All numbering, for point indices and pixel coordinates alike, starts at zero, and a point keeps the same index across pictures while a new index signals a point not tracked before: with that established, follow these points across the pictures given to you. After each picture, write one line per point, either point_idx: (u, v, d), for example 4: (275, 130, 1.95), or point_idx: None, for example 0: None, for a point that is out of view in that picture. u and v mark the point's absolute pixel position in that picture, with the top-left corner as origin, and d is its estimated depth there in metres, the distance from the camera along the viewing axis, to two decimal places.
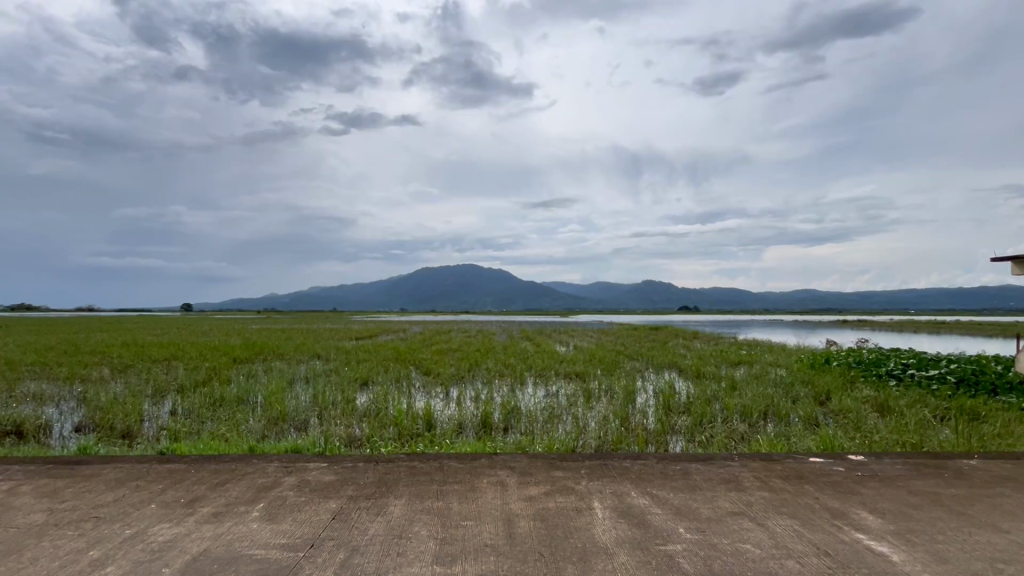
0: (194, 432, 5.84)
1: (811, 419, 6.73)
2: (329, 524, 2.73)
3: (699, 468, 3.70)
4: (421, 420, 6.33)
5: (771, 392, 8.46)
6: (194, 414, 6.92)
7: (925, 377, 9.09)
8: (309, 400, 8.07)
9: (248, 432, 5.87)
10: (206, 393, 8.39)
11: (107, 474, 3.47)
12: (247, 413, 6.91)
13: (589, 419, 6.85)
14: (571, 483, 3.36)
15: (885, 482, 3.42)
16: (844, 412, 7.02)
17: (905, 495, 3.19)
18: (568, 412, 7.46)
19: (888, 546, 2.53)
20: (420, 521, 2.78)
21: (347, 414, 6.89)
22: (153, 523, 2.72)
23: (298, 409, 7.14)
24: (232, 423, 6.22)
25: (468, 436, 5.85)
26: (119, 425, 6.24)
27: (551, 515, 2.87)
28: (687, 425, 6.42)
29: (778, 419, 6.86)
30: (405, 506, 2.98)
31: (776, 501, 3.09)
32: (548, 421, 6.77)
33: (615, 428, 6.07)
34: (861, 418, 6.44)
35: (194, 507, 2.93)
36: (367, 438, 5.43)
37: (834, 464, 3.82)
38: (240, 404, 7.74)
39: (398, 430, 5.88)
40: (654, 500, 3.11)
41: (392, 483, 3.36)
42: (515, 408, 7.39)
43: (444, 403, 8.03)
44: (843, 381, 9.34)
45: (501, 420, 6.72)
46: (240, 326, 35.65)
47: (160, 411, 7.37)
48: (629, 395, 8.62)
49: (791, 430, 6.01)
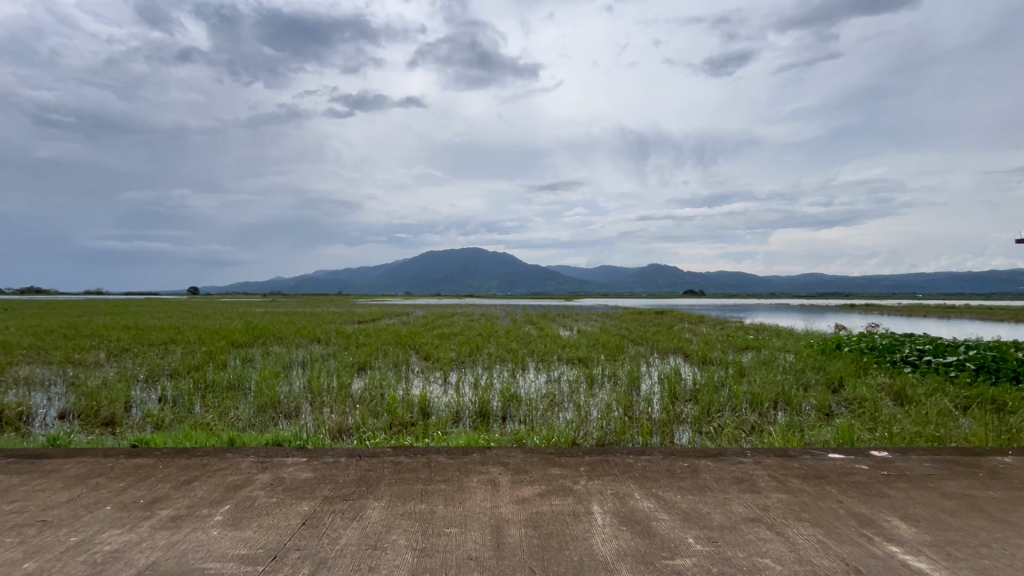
0: (178, 420, 5.61)
1: (825, 408, 6.42)
2: (297, 531, 2.46)
3: (708, 465, 3.41)
4: (416, 409, 6.08)
5: (780, 379, 8.15)
6: (183, 401, 6.72)
7: (942, 363, 8.73)
8: (301, 386, 7.85)
9: (235, 420, 5.65)
10: (198, 379, 8.20)
11: (67, 470, 3.21)
12: (236, 400, 6.70)
13: (591, 408, 6.58)
14: (569, 483, 3.07)
15: (915, 483, 3.11)
16: (859, 401, 6.69)
17: (937, 498, 2.88)
18: (569, 399, 7.20)
19: (926, 561, 2.22)
20: (399, 528, 2.50)
21: (338, 401, 6.65)
22: (102, 529, 2.46)
23: (289, 396, 6.91)
24: (219, 411, 5.99)
25: (463, 426, 5.60)
26: (104, 412, 6.05)
27: (545, 521, 2.58)
28: (695, 414, 6.11)
29: (790, 407, 6.55)
30: (384, 509, 2.71)
31: (795, 505, 2.79)
32: (548, 409, 6.50)
33: (618, 418, 5.77)
34: (878, 407, 6.13)
35: (152, 510, 2.66)
36: (356, 428, 5.17)
37: (856, 461, 3.50)
38: (231, 390, 7.53)
39: (391, 419, 5.64)
40: (661, 503, 2.82)
41: (373, 481, 3.09)
42: (514, 395, 7.13)
43: (442, 390, 7.78)
44: (856, 368, 9.01)
45: (499, 409, 6.46)
46: (248, 310, 35.83)
47: (149, 397, 7.18)
48: (633, 382, 8.35)
49: (804, 419, 5.70)
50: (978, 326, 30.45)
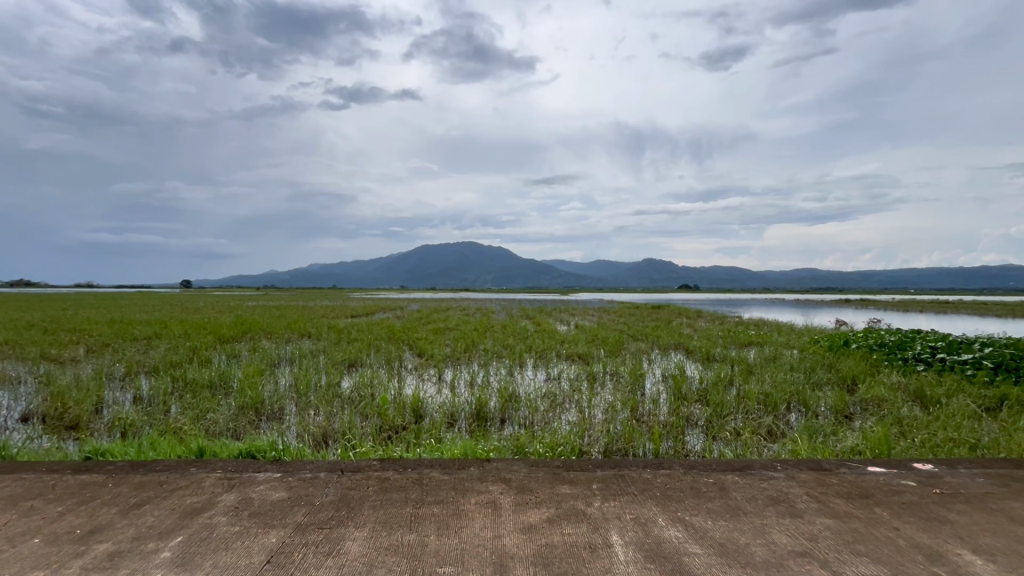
0: (149, 425, 5.16)
1: (842, 409, 6.07)
2: (260, 572, 2.04)
3: (737, 482, 3.02)
4: (407, 411, 5.66)
5: (791, 378, 7.79)
6: (157, 402, 6.25)
7: (957, 361, 8.39)
8: (287, 385, 7.41)
9: (211, 424, 5.20)
10: (176, 378, 7.72)
11: (0, 490, 2.78)
12: (214, 400, 6.25)
13: (595, 409, 6.20)
14: (581, 505, 2.68)
15: (975, 504, 2.73)
16: (877, 402, 6.34)
17: (1008, 525, 2.50)
18: (570, 399, 6.83)
19: None
20: (383, 566, 2.09)
21: (324, 402, 6.22)
22: (21, 571, 2.02)
23: (273, 396, 6.49)
24: (196, 414, 5.55)
25: (459, 430, 5.20)
26: (69, 415, 5.59)
27: (557, 556, 2.18)
28: (706, 416, 5.73)
29: (805, 409, 6.18)
30: (365, 541, 2.29)
31: (846, 534, 2.39)
32: (549, 410, 6.11)
33: (624, 421, 5.39)
34: (899, 409, 5.79)
35: (88, 544, 2.23)
36: (342, 434, 4.75)
37: (900, 476, 3.13)
38: (211, 389, 7.07)
39: (380, 422, 5.24)
40: (691, 531, 2.42)
41: (355, 504, 2.67)
42: (513, 395, 6.71)
43: (436, 390, 7.36)
44: (867, 366, 8.67)
45: (497, 411, 6.04)
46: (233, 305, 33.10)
47: (122, 398, 6.72)
48: (636, 380, 7.96)
49: (825, 422, 5.34)
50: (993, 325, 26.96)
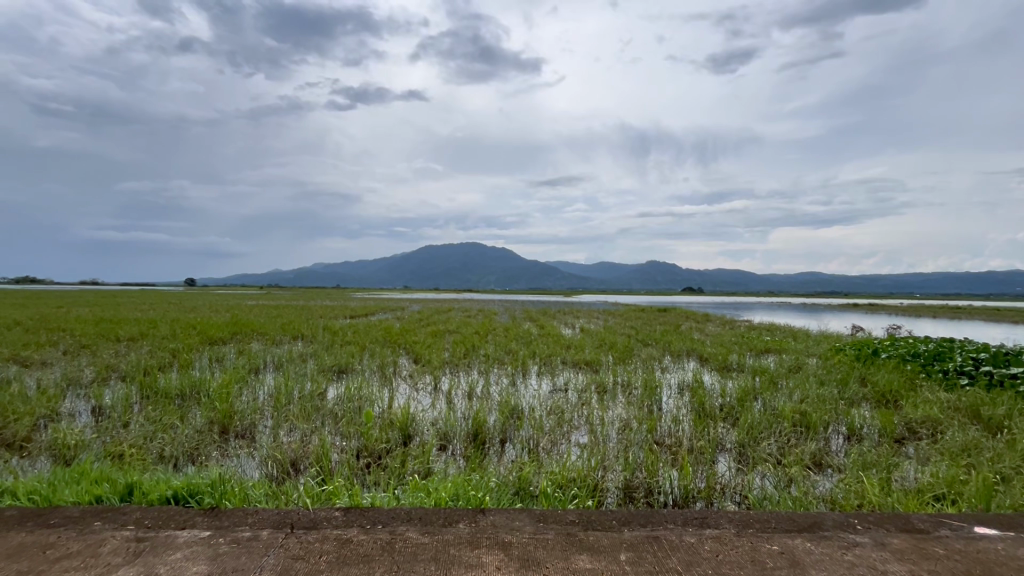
0: (89, 448, 4.42)
1: (892, 433, 5.27)
2: None
3: (812, 552, 2.27)
4: (395, 431, 4.93)
5: (824, 392, 7.02)
6: (112, 417, 5.53)
7: (1007, 375, 7.59)
8: (265, 396, 6.67)
9: (162, 446, 4.46)
10: (146, 386, 7.00)
11: None
12: (177, 413, 5.51)
13: (608, 428, 5.45)
14: None
15: None
16: (928, 425, 5.57)
17: None
18: (580, 415, 6.10)
19: None
20: None
21: (300, 417, 5.49)
22: None
23: (244, 409, 5.74)
24: (149, 432, 4.80)
25: (452, 456, 4.47)
26: (4, 432, 4.86)
27: None
28: (739, 441, 4.96)
29: (848, 433, 5.40)
30: None
31: None
32: (557, 429, 5.38)
33: (644, 447, 4.63)
34: (962, 434, 5.00)
35: None
36: (314, 461, 4.02)
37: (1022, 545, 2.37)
38: (177, 400, 6.34)
39: (359, 447, 4.51)
40: None
41: None
42: (516, 410, 5.97)
43: (429, 402, 6.63)
44: (904, 380, 7.86)
45: (497, 430, 5.31)
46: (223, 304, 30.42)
47: (77, 409, 5.99)
48: (651, 393, 7.21)
49: (880, 451, 4.55)
50: (1004, 326, 29.54)
